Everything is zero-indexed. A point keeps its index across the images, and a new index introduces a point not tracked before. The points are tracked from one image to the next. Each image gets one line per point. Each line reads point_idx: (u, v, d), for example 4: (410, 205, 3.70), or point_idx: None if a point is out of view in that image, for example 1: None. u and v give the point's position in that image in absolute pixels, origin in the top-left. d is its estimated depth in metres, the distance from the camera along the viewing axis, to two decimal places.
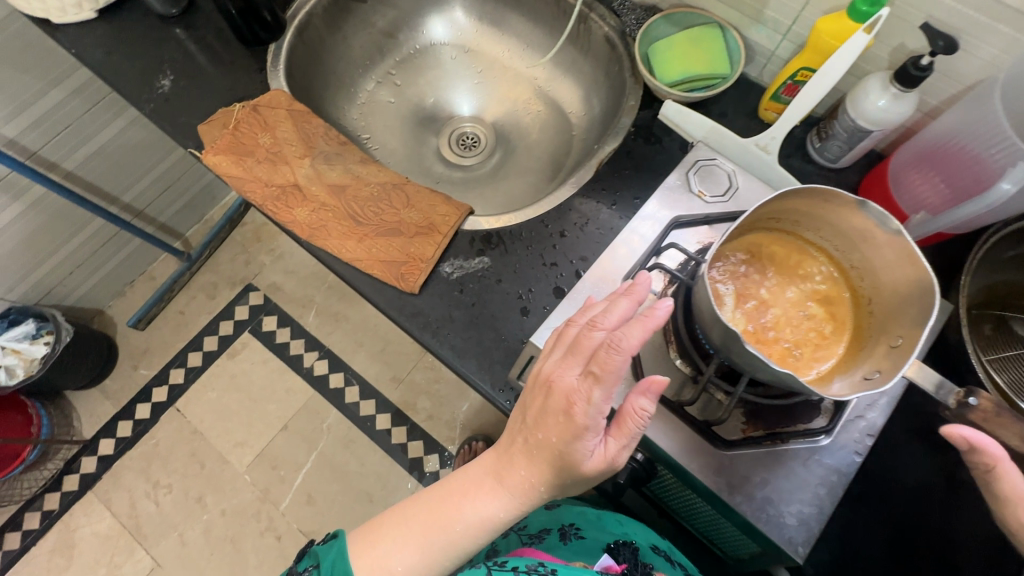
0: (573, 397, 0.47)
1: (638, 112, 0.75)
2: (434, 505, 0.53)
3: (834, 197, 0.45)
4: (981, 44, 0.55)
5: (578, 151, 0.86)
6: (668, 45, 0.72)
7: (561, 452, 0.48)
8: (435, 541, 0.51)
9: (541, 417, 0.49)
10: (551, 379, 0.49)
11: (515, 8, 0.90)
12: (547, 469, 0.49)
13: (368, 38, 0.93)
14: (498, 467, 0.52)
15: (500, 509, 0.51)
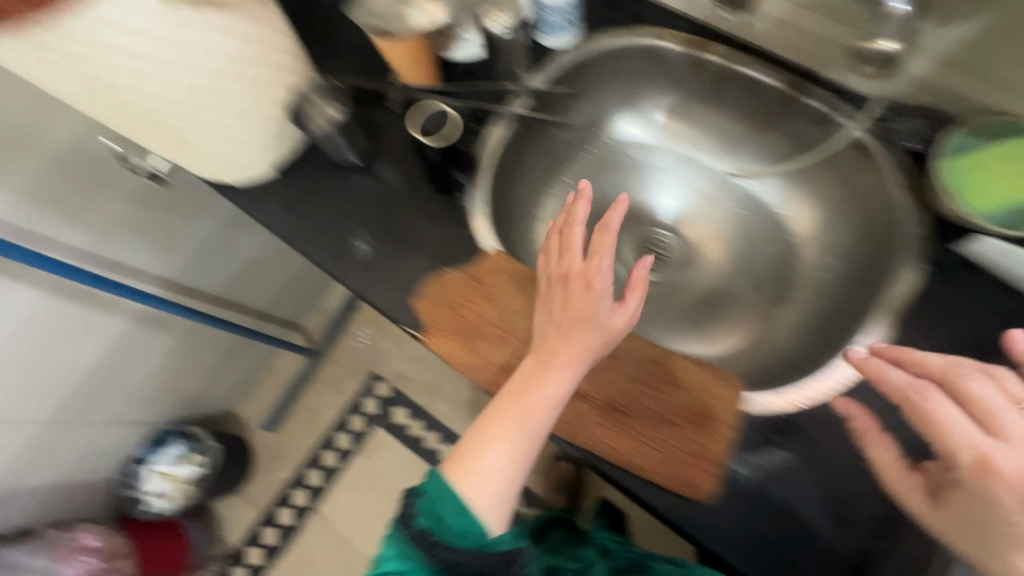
0: (565, 279, 0.59)
1: (928, 244, 0.63)
2: (510, 403, 0.56)
3: None
4: None
5: (815, 276, 0.76)
6: (972, 162, 0.60)
7: (593, 322, 0.57)
8: (523, 430, 0.55)
9: (566, 302, 0.58)
10: (546, 284, 0.61)
11: (720, 105, 0.79)
12: (582, 333, 0.57)
13: (549, 153, 0.83)
14: (542, 360, 0.57)
15: (567, 379, 0.56)
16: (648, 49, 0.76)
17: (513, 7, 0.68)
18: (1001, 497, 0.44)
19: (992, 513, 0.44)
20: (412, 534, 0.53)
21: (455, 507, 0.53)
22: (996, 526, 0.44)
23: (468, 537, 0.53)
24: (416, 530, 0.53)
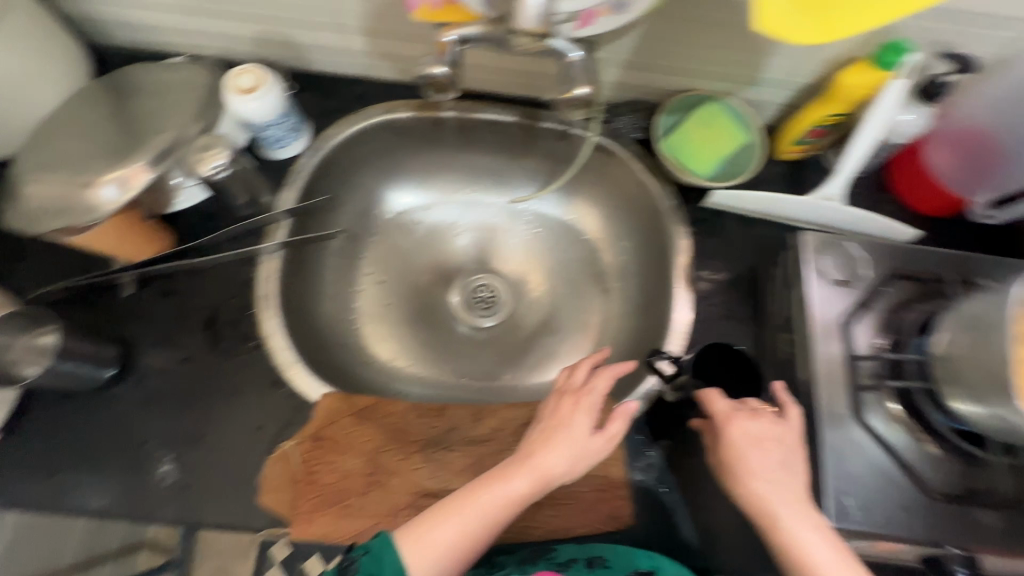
0: (566, 410, 0.56)
1: (682, 209, 0.73)
2: (478, 488, 0.51)
3: None
4: (978, 46, 0.60)
5: (616, 259, 0.82)
6: (685, 135, 0.70)
7: (569, 431, 0.55)
8: (479, 525, 0.50)
9: (555, 410, 0.57)
10: (559, 392, 0.59)
11: (473, 150, 0.81)
12: (560, 451, 0.53)
13: (334, 257, 0.78)
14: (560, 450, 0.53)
15: (529, 484, 0.51)
16: (386, 123, 0.75)
17: (220, 141, 0.60)
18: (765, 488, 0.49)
19: (738, 463, 0.50)
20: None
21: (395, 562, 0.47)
22: (771, 509, 0.48)
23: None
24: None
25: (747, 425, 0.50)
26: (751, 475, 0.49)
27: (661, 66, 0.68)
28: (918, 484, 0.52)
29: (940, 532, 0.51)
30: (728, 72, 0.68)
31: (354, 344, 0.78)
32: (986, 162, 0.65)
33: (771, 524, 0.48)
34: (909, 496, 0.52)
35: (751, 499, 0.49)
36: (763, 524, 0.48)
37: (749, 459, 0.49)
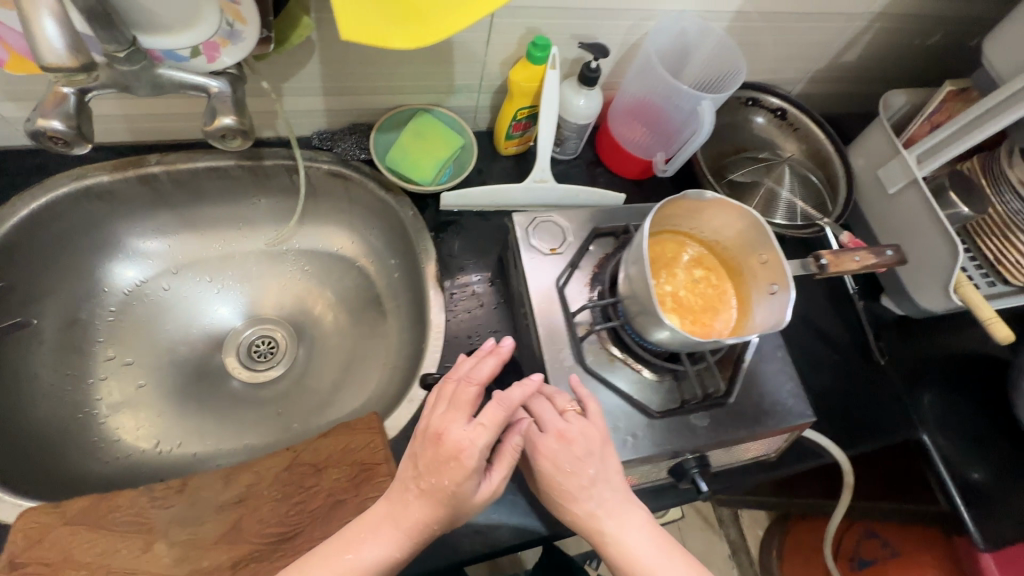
0: (450, 464, 0.47)
1: (421, 216, 0.75)
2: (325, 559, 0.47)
3: (669, 203, 0.56)
4: (611, 34, 0.71)
5: (386, 279, 0.83)
6: (402, 147, 0.74)
7: (455, 492, 0.48)
8: None
9: (436, 465, 0.48)
10: (438, 437, 0.48)
11: (203, 202, 0.77)
12: (442, 512, 0.48)
13: (49, 349, 0.69)
14: (438, 510, 0.48)
15: (399, 551, 0.48)
16: (78, 191, 0.68)
17: None
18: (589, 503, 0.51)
19: (565, 487, 0.51)
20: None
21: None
22: (592, 519, 0.51)
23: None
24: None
25: (554, 449, 0.51)
26: (569, 497, 0.51)
27: (360, 88, 0.71)
28: (639, 410, 0.58)
29: (664, 445, 0.57)
30: (423, 85, 0.73)
31: (98, 440, 0.69)
32: (655, 124, 0.79)
33: (602, 536, 0.51)
34: (633, 422, 0.57)
35: (580, 521, 0.51)
36: (594, 536, 0.52)
37: (572, 481, 0.51)
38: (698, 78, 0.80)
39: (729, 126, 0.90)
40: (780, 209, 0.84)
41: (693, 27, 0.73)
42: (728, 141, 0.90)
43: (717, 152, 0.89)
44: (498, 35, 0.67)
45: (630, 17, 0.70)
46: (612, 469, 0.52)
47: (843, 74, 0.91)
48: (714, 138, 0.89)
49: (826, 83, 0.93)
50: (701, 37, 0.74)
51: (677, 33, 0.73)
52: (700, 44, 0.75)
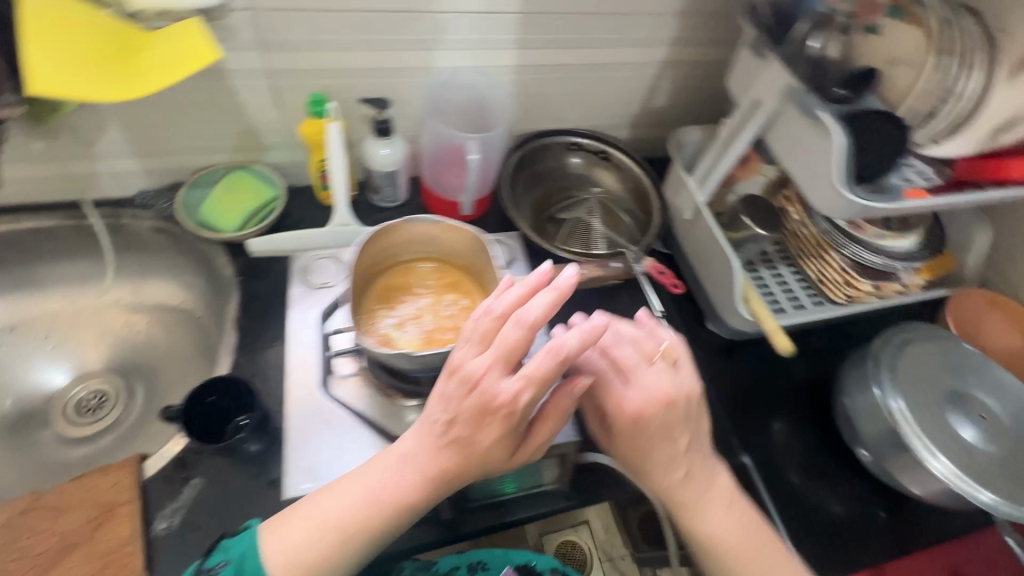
0: (485, 419, 0.46)
1: (232, 262, 0.79)
2: (368, 502, 0.49)
3: (400, 227, 0.61)
4: (398, 91, 0.78)
5: (211, 328, 0.82)
6: (214, 200, 0.79)
7: (476, 447, 0.47)
8: (336, 538, 0.48)
9: (473, 422, 0.46)
10: (528, 381, 0.45)
11: (34, 261, 0.80)
12: (496, 447, 0.47)
13: None
14: (467, 450, 0.47)
15: (400, 518, 0.48)
16: None
17: None
18: (690, 459, 0.54)
19: (651, 453, 0.53)
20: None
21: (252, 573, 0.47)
22: (678, 491, 0.54)
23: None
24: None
25: (625, 394, 0.53)
26: (662, 466, 0.53)
27: (170, 150, 0.78)
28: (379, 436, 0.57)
29: None
30: (233, 144, 0.79)
31: None
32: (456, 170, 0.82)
33: (690, 510, 0.54)
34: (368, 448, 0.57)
35: (672, 495, 0.54)
36: (676, 513, 0.55)
37: (663, 452, 0.53)
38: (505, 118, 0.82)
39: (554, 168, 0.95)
40: (593, 242, 0.87)
41: (476, 79, 0.80)
42: (553, 182, 0.94)
43: (544, 193, 0.93)
44: (288, 97, 0.74)
45: (410, 75, 0.77)
46: (692, 433, 0.53)
47: (659, 119, 0.98)
48: (540, 180, 0.94)
49: (647, 128, 0.99)
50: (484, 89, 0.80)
51: (461, 85, 0.80)
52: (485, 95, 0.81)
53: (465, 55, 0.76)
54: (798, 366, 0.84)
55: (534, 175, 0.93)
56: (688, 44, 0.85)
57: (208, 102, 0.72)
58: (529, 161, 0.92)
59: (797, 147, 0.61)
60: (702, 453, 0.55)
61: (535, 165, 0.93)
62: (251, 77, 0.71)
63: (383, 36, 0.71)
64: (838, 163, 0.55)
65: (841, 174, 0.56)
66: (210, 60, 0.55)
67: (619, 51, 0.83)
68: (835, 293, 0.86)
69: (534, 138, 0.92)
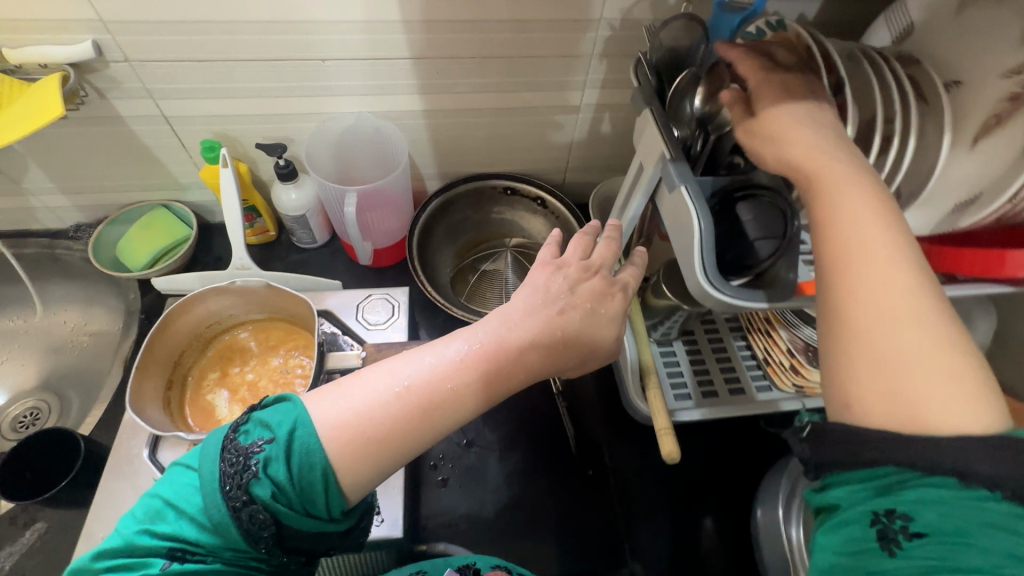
0: (608, 294, 0.53)
1: (141, 298, 0.81)
2: (423, 376, 0.45)
3: (237, 289, 0.56)
4: (301, 135, 0.77)
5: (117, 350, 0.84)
6: (126, 238, 0.80)
7: (598, 320, 0.52)
8: (422, 403, 0.44)
9: (585, 291, 0.52)
10: (595, 273, 0.54)
11: None
12: (563, 351, 0.50)
13: None
14: (607, 307, 0.53)
15: (472, 406, 0.46)
16: None
17: None
18: (832, 165, 0.39)
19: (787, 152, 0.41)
20: (223, 480, 0.42)
21: (302, 455, 0.41)
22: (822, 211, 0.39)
23: (317, 486, 0.42)
24: (250, 504, 0.40)
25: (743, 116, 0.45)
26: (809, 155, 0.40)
27: (91, 189, 0.81)
28: None
29: None
30: (150, 184, 0.81)
31: None
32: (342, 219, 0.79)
33: (848, 256, 0.37)
34: None
35: (833, 245, 0.38)
36: (842, 260, 0.37)
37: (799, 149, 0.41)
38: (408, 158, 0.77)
39: (484, 215, 0.89)
40: (502, 296, 0.83)
41: (381, 123, 0.76)
42: (480, 229, 0.89)
43: (467, 240, 0.89)
44: (191, 142, 0.75)
45: (311, 119, 0.75)
46: (814, 130, 0.41)
47: (604, 161, 0.89)
48: (467, 226, 0.88)
49: (592, 171, 0.91)
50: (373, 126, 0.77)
51: (361, 128, 0.77)
52: (379, 133, 0.78)
53: (365, 100, 0.73)
54: (722, 461, 0.72)
55: (460, 221, 0.87)
56: (620, 86, 0.76)
57: (113, 147, 0.74)
58: (455, 206, 0.86)
59: (671, 219, 0.52)
60: (836, 148, 0.40)
61: (462, 211, 0.87)
62: (149, 124, 0.72)
63: (273, 84, 0.69)
64: (699, 254, 0.45)
65: (707, 267, 0.45)
66: (54, 116, 0.56)
67: (540, 94, 0.76)
68: (784, 380, 0.70)
69: (462, 182, 0.85)
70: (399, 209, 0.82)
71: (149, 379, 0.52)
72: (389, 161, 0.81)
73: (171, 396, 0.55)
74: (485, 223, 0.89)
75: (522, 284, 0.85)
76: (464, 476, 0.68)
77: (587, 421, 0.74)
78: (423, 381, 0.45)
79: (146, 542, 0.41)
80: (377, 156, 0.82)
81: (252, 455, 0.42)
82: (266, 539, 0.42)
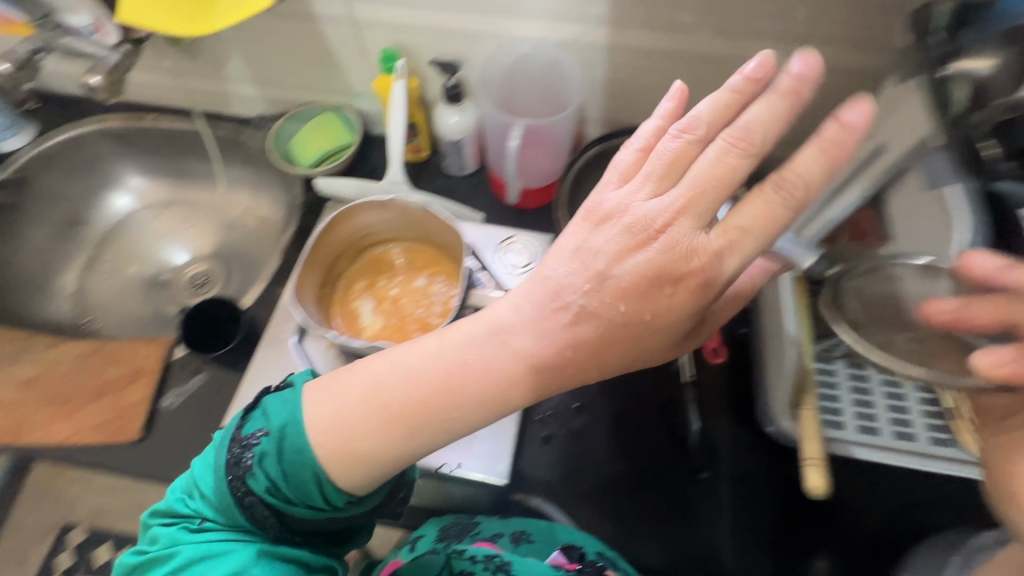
0: (671, 271, 0.39)
1: (303, 195, 0.86)
2: (414, 376, 0.43)
3: (393, 204, 0.57)
4: (476, 57, 0.74)
5: None
6: (300, 137, 0.85)
7: (658, 305, 0.39)
8: (393, 426, 0.43)
9: (649, 267, 0.39)
10: (656, 236, 0.39)
11: (185, 155, 0.99)
12: (614, 350, 0.40)
13: (54, 232, 0.95)
14: (648, 301, 0.39)
15: (495, 409, 0.42)
16: (99, 131, 0.94)
17: None
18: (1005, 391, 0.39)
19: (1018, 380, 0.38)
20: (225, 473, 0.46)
21: (296, 456, 0.43)
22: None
23: (311, 484, 0.44)
24: (247, 494, 0.44)
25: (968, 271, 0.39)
26: None
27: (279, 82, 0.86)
28: None
29: None
30: (328, 85, 0.84)
31: (47, 296, 0.92)
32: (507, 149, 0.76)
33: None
34: None
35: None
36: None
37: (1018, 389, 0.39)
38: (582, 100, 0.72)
39: None
40: None
41: (561, 56, 0.71)
42: None
43: None
44: (372, 49, 0.76)
45: (491, 40, 0.71)
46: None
47: None
48: None
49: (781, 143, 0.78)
50: (560, 64, 0.71)
51: (539, 58, 0.72)
52: (562, 70, 0.72)
53: (551, 26, 0.67)
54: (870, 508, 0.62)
55: None
56: (858, 44, 0.62)
57: (304, 44, 0.77)
58: (613, 156, 0.79)
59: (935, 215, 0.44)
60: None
61: (617, 163, 0.80)
62: (336, 24, 0.73)
63: None
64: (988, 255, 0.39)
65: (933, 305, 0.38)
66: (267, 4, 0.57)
67: (750, 43, 0.65)
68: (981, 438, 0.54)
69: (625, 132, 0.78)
70: (556, 153, 0.78)
71: (308, 277, 0.55)
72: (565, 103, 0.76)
73: (324, 296, 0.58)
74: None
75: None
76: (566, 440, 0.66)
77: (712, 419, 0.67)
78: (395, 395, 0.43)
79: (178, 510, 0.48)
80: (553, 92, 0.76)
81: (250, 444, 0.45)
82: (267, 524, 0.45)
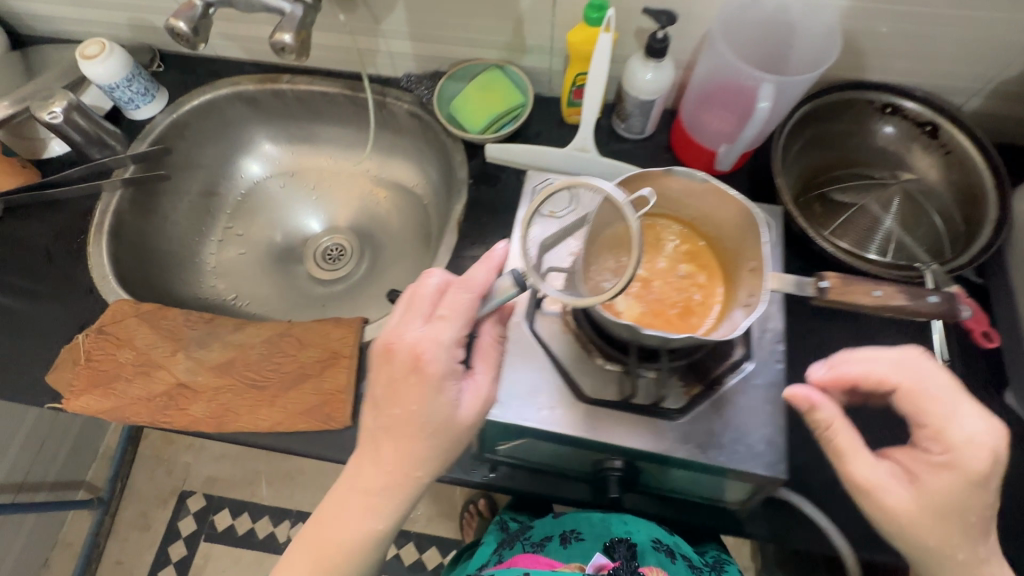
0: (416, 370, 0.47)
1: (468, 163, 0.80)
2: (310, 538, 0.50)
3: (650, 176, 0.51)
4: (692, 4, 0.65)
5: (436, 217, 0.88)
6: (464, 99, 0.79)
7: (411, 412, 0.47)
8: (326, 553, 0.49)
9: (392, 387, 0.47)
10: (391, 348, 0.47)
11: (318, 120, 0.92)
12: (419, 448, 0.47)
13: (189, 205, 0.91)
14: (400, 381, 0.47)
15: (371, 518, 0.49)
16: (232, 95, 0.88)
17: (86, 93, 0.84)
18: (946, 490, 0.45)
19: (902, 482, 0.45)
20: None
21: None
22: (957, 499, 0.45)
23: None
24: None
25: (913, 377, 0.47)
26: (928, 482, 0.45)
27: (441, 37, 0.78)
28: (573, 387, 0.55)
29: (585, 432, 0.54)
30: (497, 39, 0.77)
31: (191, 273, 0.89)
32: (736, 111, 0.67)
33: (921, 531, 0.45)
34: (560, 396, 0.55)
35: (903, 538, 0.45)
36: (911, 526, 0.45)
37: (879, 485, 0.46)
38: (829, 52, 0.63)
39: (851, 133, 0.73)
40: (876, 240, 0.67)
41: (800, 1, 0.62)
42: (837, 151, 0.75)
43: (819, 163, 0.75)
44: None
45: None
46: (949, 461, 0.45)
47: None
48: (826, 144, 0.74)
49: (1016, 99, 0.70)
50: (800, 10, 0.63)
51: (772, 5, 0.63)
52: (800, 16, 0.64)
53: None
54: None
55: (819, 135, 0.73)
56: None
57: None
58: (823, 115, 0.72)
59: None
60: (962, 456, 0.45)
61: (825, 123, 0.73)
62: None
63: None
64: None
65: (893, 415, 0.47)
66: None
67: None
68: None
69: (834, 91, 0.71)
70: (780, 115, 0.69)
71: None
72: (792, 56, 0.67)
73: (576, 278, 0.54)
74: (848, 145, 0.74)
75: (905, 230, 0.67)
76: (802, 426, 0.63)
77: None
78: (305, 537, 0.50)
79: None
80: (779, 44, 0.67)
81: None
82: None
